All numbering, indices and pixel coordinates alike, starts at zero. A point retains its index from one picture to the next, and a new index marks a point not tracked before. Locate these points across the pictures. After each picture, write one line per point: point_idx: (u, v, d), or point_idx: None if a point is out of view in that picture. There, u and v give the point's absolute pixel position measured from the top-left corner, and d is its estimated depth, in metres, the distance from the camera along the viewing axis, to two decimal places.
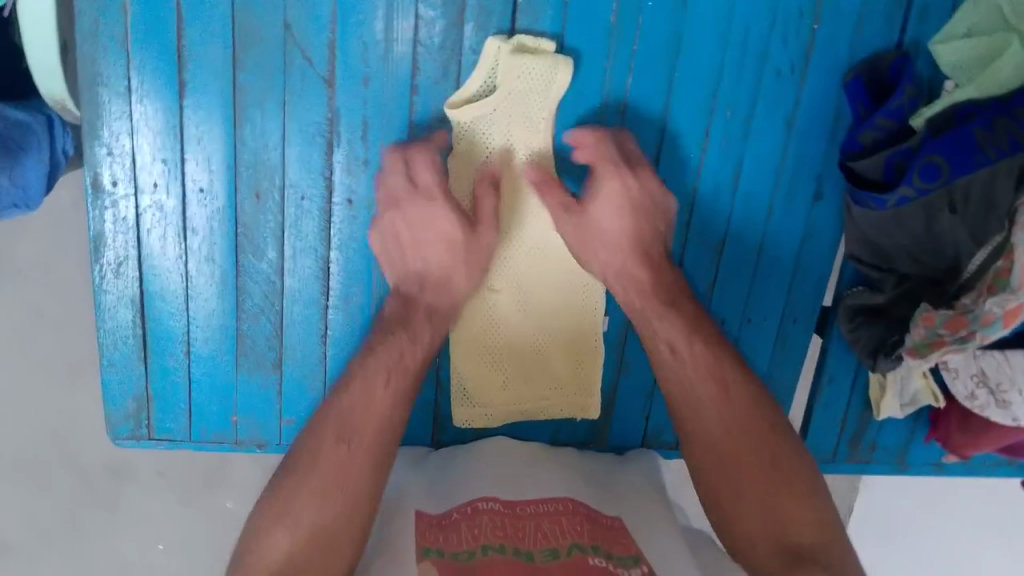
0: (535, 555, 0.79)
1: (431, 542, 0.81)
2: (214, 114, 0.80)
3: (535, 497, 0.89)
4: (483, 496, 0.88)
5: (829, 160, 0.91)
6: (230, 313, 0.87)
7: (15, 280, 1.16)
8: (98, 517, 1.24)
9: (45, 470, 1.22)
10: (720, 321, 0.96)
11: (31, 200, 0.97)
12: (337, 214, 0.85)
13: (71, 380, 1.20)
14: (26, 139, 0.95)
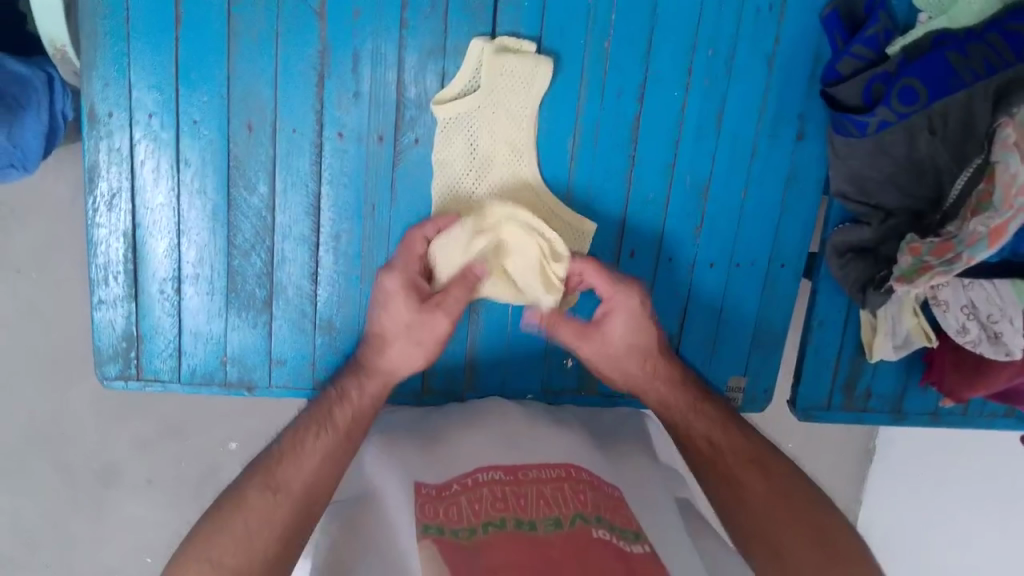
0: (537, 525, 0.77)
1: (430, 516, 0.77)
2: (209, 46, 0.82)
3: (540, 463, 0.86)
4: (483, 467, 0.86)
5: (811, 98, 0.91)
6: (221, 248, 0.88)
7: (9, 276, 1.16)
8: (82, 520, 1.27)
9: (33, 470, 1.24)
10: (709, 265, 0.96)
11: (29, 161, 1.00)
12: (328, 147, 0.87)
13: (63, 376, 1.21)
14: (26, 98, 0.97)
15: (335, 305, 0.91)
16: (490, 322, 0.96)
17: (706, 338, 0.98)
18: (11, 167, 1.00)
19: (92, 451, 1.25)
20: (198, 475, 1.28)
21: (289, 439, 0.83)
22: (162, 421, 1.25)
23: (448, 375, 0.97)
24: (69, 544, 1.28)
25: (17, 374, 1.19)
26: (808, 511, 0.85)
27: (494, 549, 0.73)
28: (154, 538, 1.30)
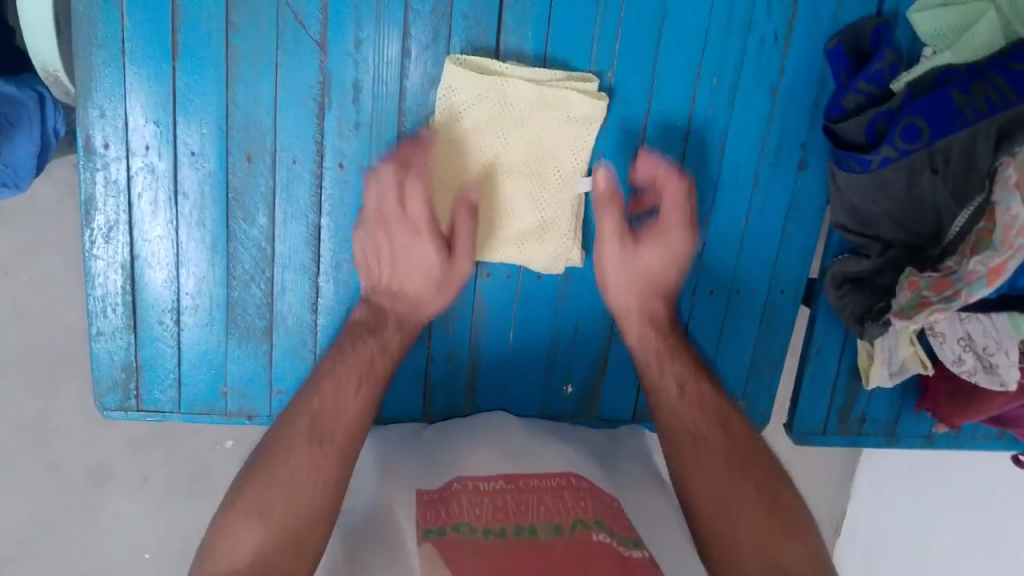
0: (538, 530, 0.81)
1: (434, 519, 0.81)
2: (207, 78, 0.81)
3: (540, 471, 0.88)
4: (488, 475, 0.88)
5: (813, 129, 0.91)
6: (220, 279, 0.87)
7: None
8: (76, 519, 1.27)
9: (26, 471, 1.24)
10: (709, 293, 0.96)
11: (20, 179, 0.99)
12: (328, 178, 0.86)
13: (57, 379, 1.20)
14: (17, 117, 0.96)
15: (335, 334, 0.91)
16: (490, 346, 0.96)
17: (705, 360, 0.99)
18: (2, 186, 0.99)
19: (84, 449, 1.25)
20: (191, 475, 1.28)
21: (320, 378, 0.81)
22: (154, 424, 1.25)
23: (446, 401, 0.97)
24: (61, 540, 1.28)
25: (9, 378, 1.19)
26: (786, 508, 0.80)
27: (497, 554, 0.77)
28: (148, 537, 1.30)
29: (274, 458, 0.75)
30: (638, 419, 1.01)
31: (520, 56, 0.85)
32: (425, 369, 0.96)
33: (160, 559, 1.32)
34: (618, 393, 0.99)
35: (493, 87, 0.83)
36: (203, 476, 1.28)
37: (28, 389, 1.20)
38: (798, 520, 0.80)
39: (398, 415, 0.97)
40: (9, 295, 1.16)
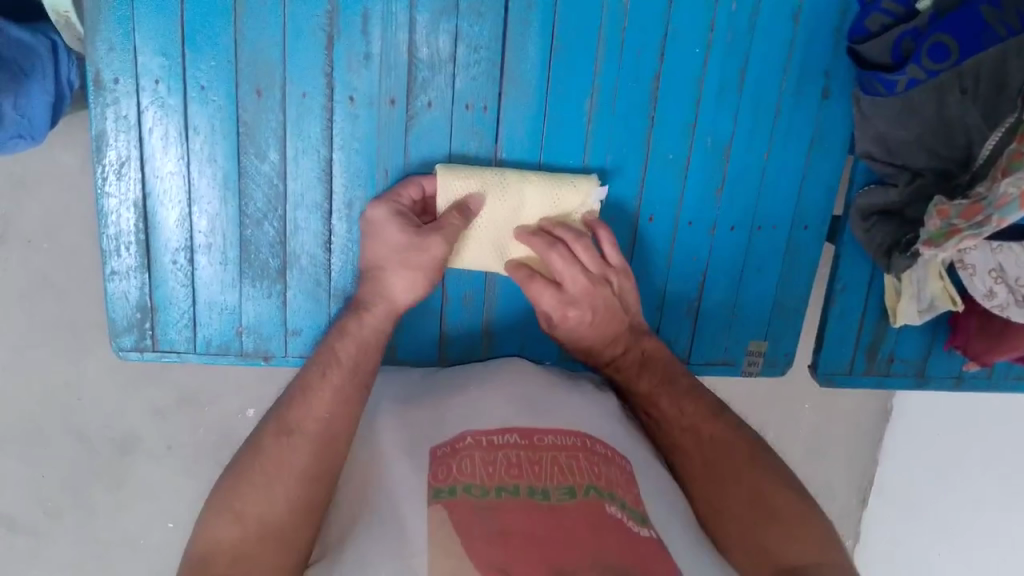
0: (551, 492, 0.75)
1: (446, 481, 0.76)
2: (215, 9, 0.80)
3: (554, 427, 0.83)
4: (502, 427, 0.83)
5: (838, 55, 0.89)
6: (233, 218, 0.86)
7: (21, 246, 1.16)
8: (102, 487, 1.28)
9: (50, 439, 1.24)
10: (730, 228, 0.93)
11: (35, 131, 1.00)
12: (338, 112, 0.84)
13: (77, 347, 1.21)
14: (29, 63, 0.97)
15: (350, 275, 0.90)
16: (506, 290, 0.94)
17: (725, 299, 0.96)
18: (17, 138, 1.00)
19: (109, 419, 1.25)
20: (216, 442, 1.29)
21: (297, 385, 0.82)
22: (178, 391, 1.26)
23: (464, 343, 0.95)
24: (87, 510, 1.28)
25: (31, 343, 1.19)
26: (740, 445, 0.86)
27: (512, 515, 0.71)
28: (174, 504, 1.31)
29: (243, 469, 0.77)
30: None
31: None
32: (441, 309, 0.94)
33: (183, 527, 1.32)
34: None
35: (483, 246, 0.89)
36: (228, 443, 1.29)
37: (52, 360, 1.20)
38: (788, 513, 0.80)
39: (416, 358, 0.96)
40: (31, 265, 1.17)
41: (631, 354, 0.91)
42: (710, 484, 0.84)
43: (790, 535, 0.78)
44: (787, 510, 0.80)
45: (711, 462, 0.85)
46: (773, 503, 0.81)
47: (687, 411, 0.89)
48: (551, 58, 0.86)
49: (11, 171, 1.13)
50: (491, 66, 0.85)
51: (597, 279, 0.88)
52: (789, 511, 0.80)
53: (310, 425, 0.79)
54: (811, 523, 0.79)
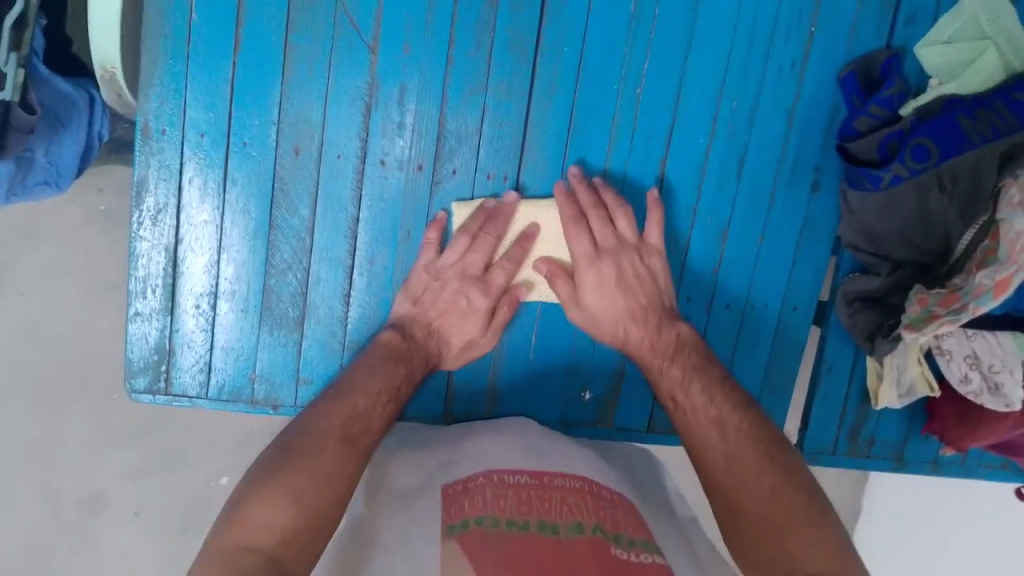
0: (560, 528, 0.78)
1: (458, 515, 0.80)
2: (264, 73, 0.87)
3: (561, 470, 0.88)
4: (513, 468, 0.88)
5: (826, 153, 0.98)
6: (260, 267, 0.90)
7: (13, 297, 1.18)
8: (64, 552, 1.24)
9: (16, 496, 1.21)
10: (726, 305, 0.99)
11: (61, 179, 1.06)
12: (369, 174, 0.90)
13: (58, 401, 1.20)
14: (66, 114, 1.04)
15: (365, 328, 0.93)
16: (513, 351, 0.98)
17: None
18: (44, 184, 1.06)
19: (83, 477, 1.23)
20: (187, 507, 1.27)
21: (347, 383, 0.85)
22: (155, 452, 1.25)
23: (469, 402, 0.99)
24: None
25: (14, 393, 1.19)
26: (765, 448, 0.84)
27: (519, 548, 0.74)
28: (137, 573, 1.27)
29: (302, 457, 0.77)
30: (655, 432, 1.01)
31: (555, 70, 0.92)
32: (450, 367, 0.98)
33: None
34: (636, 405, 1.00)
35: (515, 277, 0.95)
36: (200, 509, 1.27)
37: (31, 413, 1.20)
38: (801, 524, 0.78)
39: (422, 414, 0.99)
40: (22, 314, 1.18)
41: (665, 336, 0.93)
42: (731, 475, 0.83)
43: (808, 538, 0.76)
44: (796, 520, 0.78)
45: (732, 459, 0.84)
46: (788, 512, 0.79)
47: (717, 400, 0.88)
48: (570, 137, 0.94)
49: (16, 224, 1.17)
50: (514, 141, 0.93)
51: (630, 246, 0.93)
52: (808, 516, 0.78)
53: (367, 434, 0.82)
54: (830, 532, 0.77)
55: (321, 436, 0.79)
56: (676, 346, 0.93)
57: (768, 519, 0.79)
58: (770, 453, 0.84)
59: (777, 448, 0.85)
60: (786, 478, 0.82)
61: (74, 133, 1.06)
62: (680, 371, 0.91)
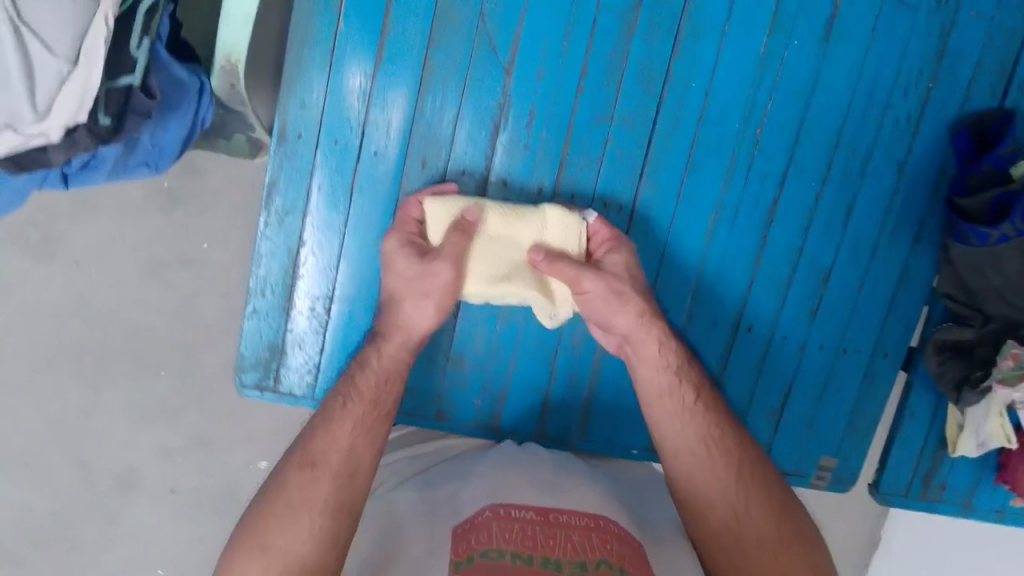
0: (563, 564, 0.82)
1: (465, 548, 0.83)
2: (403, 86, 0.89)
3: (569, 508, 0.91)
4: (519, 504, 0.91)
5: (931, 207, 1.00)
6: (376, 276, 0.91)
7: (67, 265, 1.22)
8: (96, 521, 1.28)
9: (58, 461, 1.26)
10: (819, 346, 1.02)
11: (162, 160, 1.08)
12: (493, 192, 0.93)
13: (108, 373, 1.25)
14: (177, 99, 1.02)
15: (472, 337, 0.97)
16: (609, 374, 1.00)
17: (806, 411, 1.04)
18: (144, 166, 1.09)
19: (117, 451, 1.27)
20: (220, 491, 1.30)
21: (331, 399, 0.88)
22: (193, 432, 1.28)
23: (561, 421, 1.01)
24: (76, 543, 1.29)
25: (69, 361, 1.24)
26: (761, 470, 0.91)
27: None
28: (166, 549, 1.30)
29: (273, 497, 0.82)
30: None
31: (682, 102, 0.93)
32: (546, 386, 1.00)
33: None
34: None
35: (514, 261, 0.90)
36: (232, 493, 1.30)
37: (78, 383, 1.24)
38: (805, 536, 0.88)
39: (514, 427, 1.01)
40: (72, 285, 1.23)
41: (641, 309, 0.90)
42: (710, 474, 0.90)
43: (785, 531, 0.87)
44: (801, 531, 0.88)
45: (732, 481, 0.90)
46: (793, 528, 0.88)
47: (694, 403, 0.92)
48: (687, 171, 0.95)
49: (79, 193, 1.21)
50: (632, 172, 0.94)
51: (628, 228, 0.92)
52: (781, 509, 0.89)
53: (331, 454, 0.84)
54: (799, 525, 0.89)
55: (297, 474, 0.83)
56: (656, 329, 0.91)
57: (778, 534, 0.87)
58: (767, 475, 0.91)
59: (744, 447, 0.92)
60: (757, 474, 0.91)
61: (180, 118, 1.04)
62: (656, 365, 0.91)
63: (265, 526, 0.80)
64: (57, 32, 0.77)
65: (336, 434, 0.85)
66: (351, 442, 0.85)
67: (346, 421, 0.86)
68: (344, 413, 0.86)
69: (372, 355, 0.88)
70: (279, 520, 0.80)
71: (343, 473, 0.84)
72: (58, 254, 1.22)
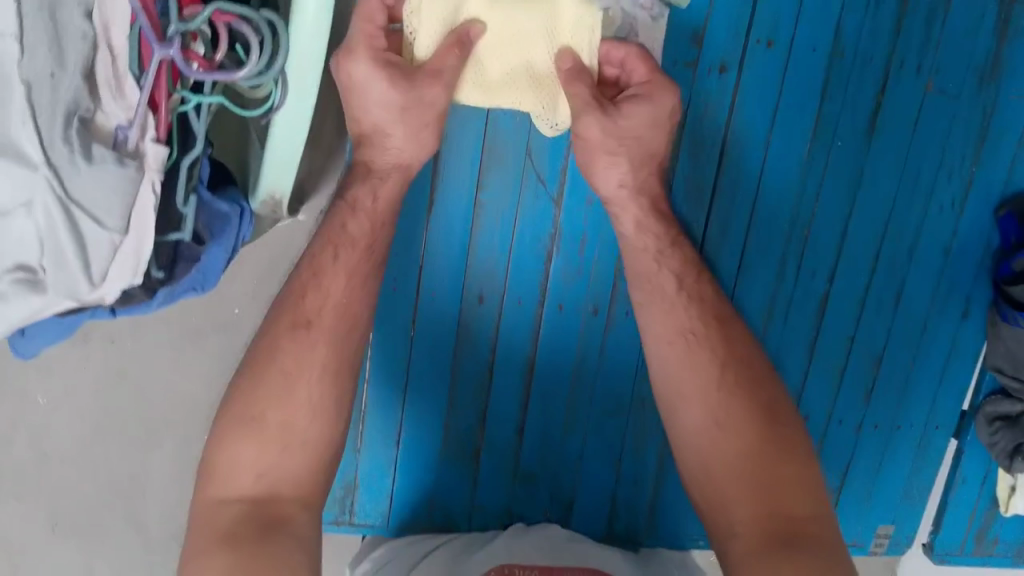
0: None
1: None
2: (455, 228, 0.92)
3: (577, 566, 0.91)
4: (525, 564, 0.91)
5: (978, 282, 1.01)
6: (441, 407, 0.97)
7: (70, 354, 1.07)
8: None
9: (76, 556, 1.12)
10: (873, 426, 1.04)
11: (207, 284, 1.00)
12: (547, 317, 0.96)
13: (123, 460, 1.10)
14: (218, 229, 0.96)
15: (536, 451, 0.98)
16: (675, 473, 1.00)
17: (864, 486, 1.07)
18: (190, 290, 1.01)
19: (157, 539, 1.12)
20: None
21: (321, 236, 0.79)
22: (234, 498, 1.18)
23: (629, 518, 1.01)
24: None
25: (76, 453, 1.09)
26: (751, 370, 0.78)
27: None
28: None
29: (265, 358, 0.73)
30: None
31: (730, 207, 0.94)
32: (613, 488, 1.00)
33: None
34: None
35: (518, 63, 0.82)
36: None
37: (88, 475, 1.09)
38: (802, 476, 0.72)
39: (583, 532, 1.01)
40: (85, 381, 1.08)
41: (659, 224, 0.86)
42: (714, 397, 0.76)
43: (792, 478, 0.71)
44: (798, 450, 0.73)
45: (713, 380, 0.77)
46: (799, 458, 0.73)
47: (679, 292, 0.83)
48: (738, 276, 0.96)
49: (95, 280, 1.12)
50: None
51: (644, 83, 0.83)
52: (789, 443, 0.73)
53: (326, 315, 0.76)
54: (810, 476, 0.72)
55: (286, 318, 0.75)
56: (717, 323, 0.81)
57: (772, 452, 0.72)
58: (761, 378, 0.77)
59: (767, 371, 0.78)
60: (767, 391, 0.77)
61: (223, 242, 0.98)
62: (652, 261, 0.84)
63: (229, 414, 0.72)
64: (108, 207, 0.74)
65: (330, 294, 0.77)
66: (362, 246, 0.80)
67: (338, 278, 0.78)
68: (331, 265, 0.78)
69: (350, 245, 0.79)
70: (246, 407, 0.71)
71: (322, 307, 0.77)
72: (71, 347, 1.07)
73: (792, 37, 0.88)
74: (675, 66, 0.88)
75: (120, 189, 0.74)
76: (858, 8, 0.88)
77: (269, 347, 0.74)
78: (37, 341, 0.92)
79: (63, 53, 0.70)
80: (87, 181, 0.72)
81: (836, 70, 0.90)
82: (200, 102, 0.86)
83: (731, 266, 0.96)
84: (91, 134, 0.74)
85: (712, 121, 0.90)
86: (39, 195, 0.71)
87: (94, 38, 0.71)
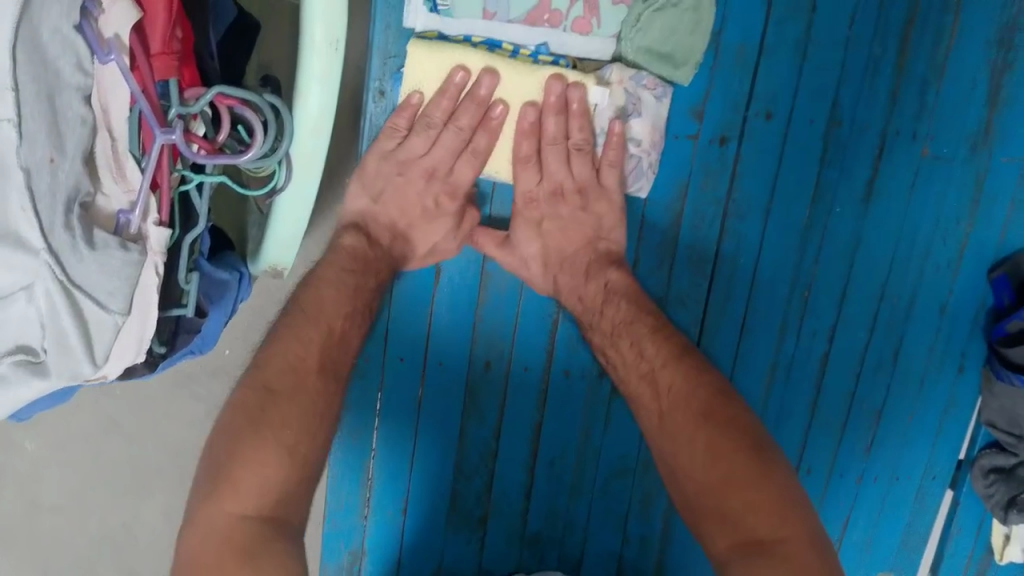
0: None
1: None
2: (461, 297, 0.91)
3: None
4: None
5: (973, 338, 1.03)
6: (449, 474, 0.95)
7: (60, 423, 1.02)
8: None
9: None
10: (872, 478, 1.06)
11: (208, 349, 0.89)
12: (554, 384, 0.95)
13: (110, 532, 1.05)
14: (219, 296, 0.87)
15: (543, 513, 0.98)
16: (680, 535, 1.00)
17: (864, 537, 1.08)
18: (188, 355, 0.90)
19: None
20: None
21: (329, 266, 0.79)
22: None
23: None
24: None
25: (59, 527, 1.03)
26: (692, 369, 0.77)
27: None
28: None
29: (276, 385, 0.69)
30: None
31: (735, 265, 0.94)
32: (619, 552, 1.00)
33: None
34: None
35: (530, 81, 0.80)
36: None
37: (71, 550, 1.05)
38: (765, 480, 0.67)
39: None
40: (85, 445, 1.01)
41: (593, 286, 0.87)
42: (691, 431, 0.73)
43: (756, 502, 0.66)
44: (756, 461, 0.69)
45: (664, 392, 0.77)
46: (747, 463, 0.68)
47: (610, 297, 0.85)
48: (741, 336, 0.97)
49: None
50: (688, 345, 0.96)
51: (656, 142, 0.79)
52: (734, 471, 0.69)
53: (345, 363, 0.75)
54: (784, 502, 0.66)
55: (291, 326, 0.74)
56: (657, 324, 0.82)
57: (713, 456, 0.70)
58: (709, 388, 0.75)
59: (724, 394, 0.75)
60: (731, 427, 0.72)
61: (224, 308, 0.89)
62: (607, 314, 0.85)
63: (257, 432, 0.65)
64: (110, 291, 0.61)
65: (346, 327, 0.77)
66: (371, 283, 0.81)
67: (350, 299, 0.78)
68: (339, 284, 0.78)
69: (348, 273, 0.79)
70: (275, 423, 0.66)
71: (328, 341, 0.75)
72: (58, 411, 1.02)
73: (790, 108, 0.89)
74: (677, 139, 0.88)
75: (126, 276, 0.61)
76: (855, 78, 0.89)
77: (289, 374, 0.70)
78: (28, 409, 0.74)
79: (62, 140, 0.55)
80: (92, 269, 0.59)
81: (834, 140, 0.91)
82: (202, 181, 0.77)
83: (737, 326, 0.96)
84: (90, 220, 0.60)
85: (714, 190, 0.91)
86: (41, 281, 0.57)
87: (94, 122, 0.58)
